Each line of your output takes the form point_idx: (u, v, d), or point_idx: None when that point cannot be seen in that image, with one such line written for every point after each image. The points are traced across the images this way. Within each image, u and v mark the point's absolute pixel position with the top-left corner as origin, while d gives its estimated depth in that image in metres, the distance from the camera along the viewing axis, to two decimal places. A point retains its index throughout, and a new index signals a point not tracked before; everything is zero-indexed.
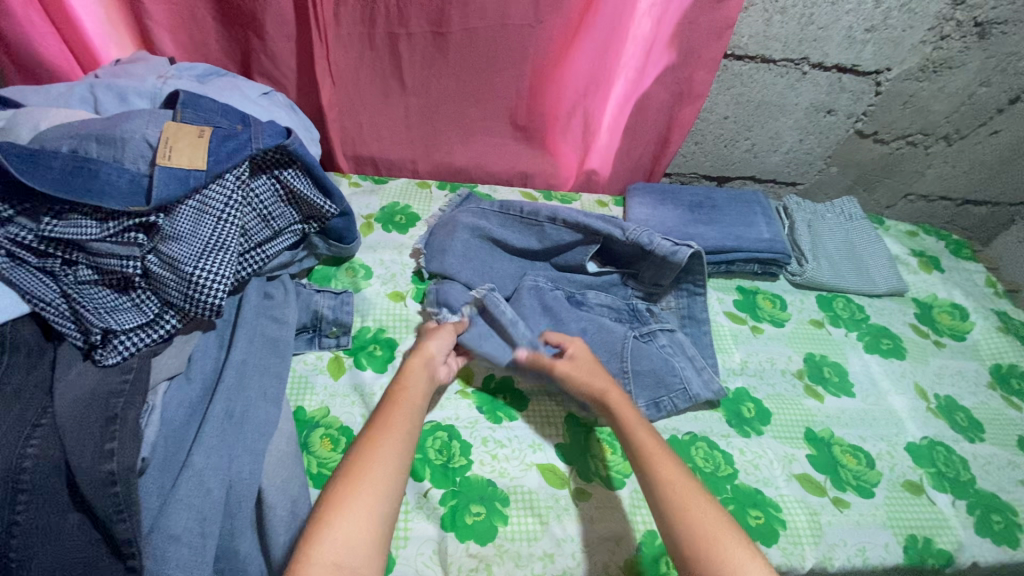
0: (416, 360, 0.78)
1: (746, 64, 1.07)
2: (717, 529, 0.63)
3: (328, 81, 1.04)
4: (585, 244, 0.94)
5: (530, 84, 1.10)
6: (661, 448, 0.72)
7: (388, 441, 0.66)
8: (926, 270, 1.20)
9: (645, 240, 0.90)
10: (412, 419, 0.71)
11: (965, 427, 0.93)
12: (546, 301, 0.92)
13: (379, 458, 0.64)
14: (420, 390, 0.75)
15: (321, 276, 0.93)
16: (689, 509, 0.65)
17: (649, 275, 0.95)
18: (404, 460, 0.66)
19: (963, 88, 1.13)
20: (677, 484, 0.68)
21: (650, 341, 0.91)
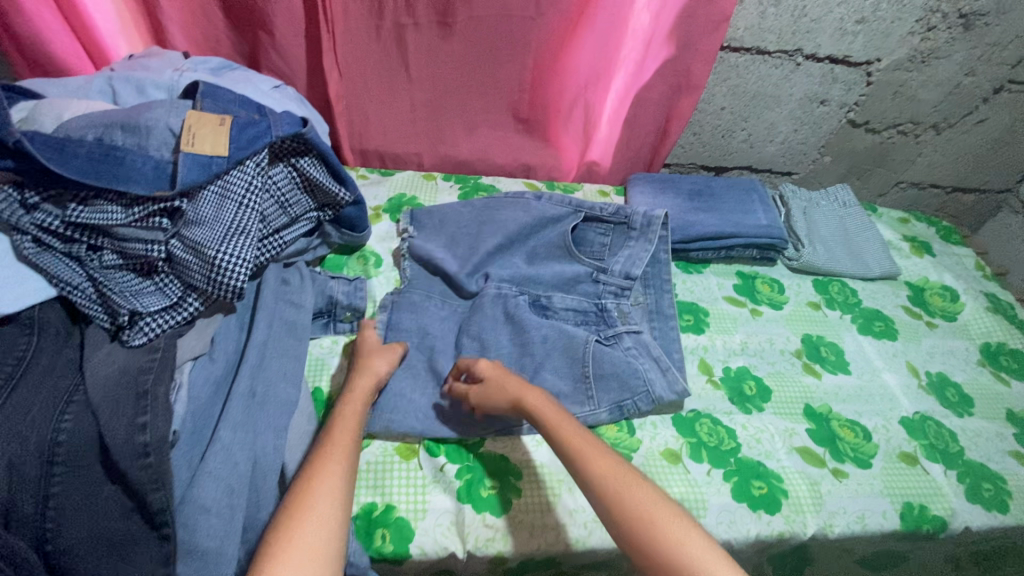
0: (364, 382, 0.76)
1: (742, 55, 1.11)
2: (655, 508, 0.61)
3: (336, 74, 1.06)
4: (572, 215, 1.01)
5: (532, 77, 1.13)
6: (589, 438, 0.70)
7: (331, 459, 0.64)
8: (917, 254, 1.24)
9: (625, 210, 1.02)
10: (352, 434, 0.68)
11: (957, 402, 0.97)
12: (508, 309, 0.91)
13: (324, 476, 0.61)
14: (356, 405, 0.72)
15: (334, 263, 0.96)
16: (624, 494, 0.63)
17: (620, 267, 0.98)
18: (348, 475, 0.63)
19: (950, 78, 1.17)
20: (608, 472, 0.65)
21: (615, 344, 0.90)
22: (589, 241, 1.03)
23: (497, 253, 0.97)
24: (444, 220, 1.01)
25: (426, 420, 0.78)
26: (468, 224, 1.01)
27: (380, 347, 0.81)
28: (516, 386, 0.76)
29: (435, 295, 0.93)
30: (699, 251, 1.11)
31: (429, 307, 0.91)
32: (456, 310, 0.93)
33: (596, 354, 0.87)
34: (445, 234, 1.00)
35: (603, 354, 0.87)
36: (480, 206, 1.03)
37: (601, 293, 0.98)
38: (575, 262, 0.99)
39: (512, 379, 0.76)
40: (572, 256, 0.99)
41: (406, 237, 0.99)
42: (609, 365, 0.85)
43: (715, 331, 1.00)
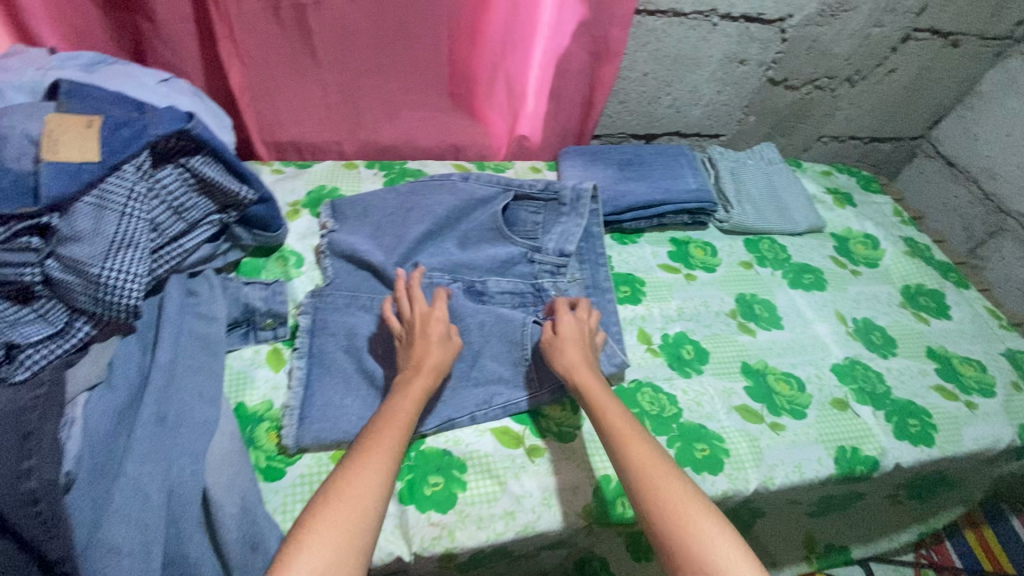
0: (419, 379, 0.70)
1: (659, 19, 1.09)
2: (689, 506, 0.59)
3: (235, 62, 0.98)
4: (501, 194, 0.99)
5: (449, 52, 1.08)
6: (634, 428, 0.67)
7: (374, 456, 0.61)
8: (840, 206, 1.28)
9: (553, 185, 1.00)
10: (400, 431, 0.64)
11: (881, 344, 1.01)
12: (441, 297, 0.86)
13: (365, 474, 0.59)
14: (410, 398, 0.68)
15: (250, 268, 0.89)
16: (660, 489, 0.61)
17: (553, 245, 0.97)
18: (388, 477, 0.60)
19: (860, 30, 1.20)
20: (650, 466, 0.63)
21: None
22: (520, 218, 1.01)
23: (426, 241, 0.93)
24: (369, 210, 0.97)
25: (360, 422, 0.74)
26: (394, 212, 0.96)
27: (442, 337, 0.75)
28: (574, 359, 0.76)
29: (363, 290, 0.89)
30: (632, 221, 1.11)
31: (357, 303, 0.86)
32: (385, 305, 0.87)
33: (534, 335, 0.85)
34: (369, 224, 0.95)
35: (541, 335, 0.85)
36: (406, 191, 0.98)
37: (537, 273, 0.96)
38: (510, 243, 0.96)
39: (576, 350, 0.77)
40: (507, 236, 0.96)
41: (329, 233, 0.94)
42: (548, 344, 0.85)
43: (652, 300, 1.00)
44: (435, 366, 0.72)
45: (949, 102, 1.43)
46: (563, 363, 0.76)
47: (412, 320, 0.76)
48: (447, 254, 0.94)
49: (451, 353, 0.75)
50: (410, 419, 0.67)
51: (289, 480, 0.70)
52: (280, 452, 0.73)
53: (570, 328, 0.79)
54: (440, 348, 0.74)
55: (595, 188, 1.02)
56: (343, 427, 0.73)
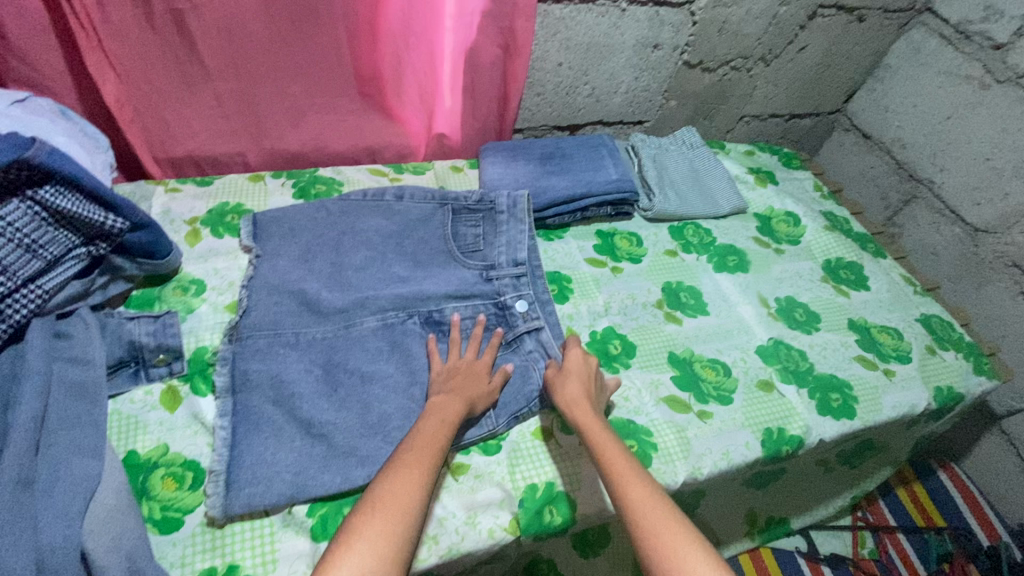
0: (455, 403, 0.73)
1: (565, 7, 1.06)
2: (689, 549, 0.60)
3: (108, 74, 0.90)
4: (438, 211, 0.95)
5: (350, 51, 1.02)
6: (633, 466, 0.68)
7: (415, 468, 0.64)
8: (761, 184, 1.29)
9: (488, 197, 0.96)
10: (438, 444, 0.67)
11: (804, 321, 1.03)
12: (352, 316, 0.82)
13: (408, 484, 0.62)
14: (443, 420, 0.71)
15: (142, 300, 0.83)
16: (661, 535, 0.61)
17: (504, 258, 0.92)
18: (429, 485, 0.63)
19: (767, 9, 1.20)
20: (649, 509, 0.63)
21: (517, 347, 0.85)
22: (462, 232, 0.94)
23: (371, 266, 0.89)
24: (296, 229, 0.91)
25: (296, 478, 0.69)
26: (326, 235, 0.90)
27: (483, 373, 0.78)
28: (576, 396, 0.76)
29: (285, 312, 0.82)
30: (556, 217, 1.08)
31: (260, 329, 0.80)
32: (312, 339, 0.80)
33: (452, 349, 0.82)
34: (299, 244, 0.89)
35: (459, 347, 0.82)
36: (337, 213, 0.93)
37: (499, 289, 0.90)
38: (465, 266, 0.92)
39: (579, 385, 0.77)
40: (459, 259, 0.92)
41: (255, 258, 0.88)
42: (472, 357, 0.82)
43: (578, 297, 0.98)
44: (469, 396, 0.74)
45: (861, 76, 1.46)
46: (563, 402, 0.76)
47: (457, 362, 0.79)
48: (395, 281, 0.88)
49: (490, 394, 0.77)
50: (449, 433, 0.69)
51: (187, 530, 0.65)
52: (177, 500, 0.67)
53: (574, 362, 0.80)
54: (474, 383, 0.76)
55: (530, 197, 0.98)
56: (245, 465, 0.68)
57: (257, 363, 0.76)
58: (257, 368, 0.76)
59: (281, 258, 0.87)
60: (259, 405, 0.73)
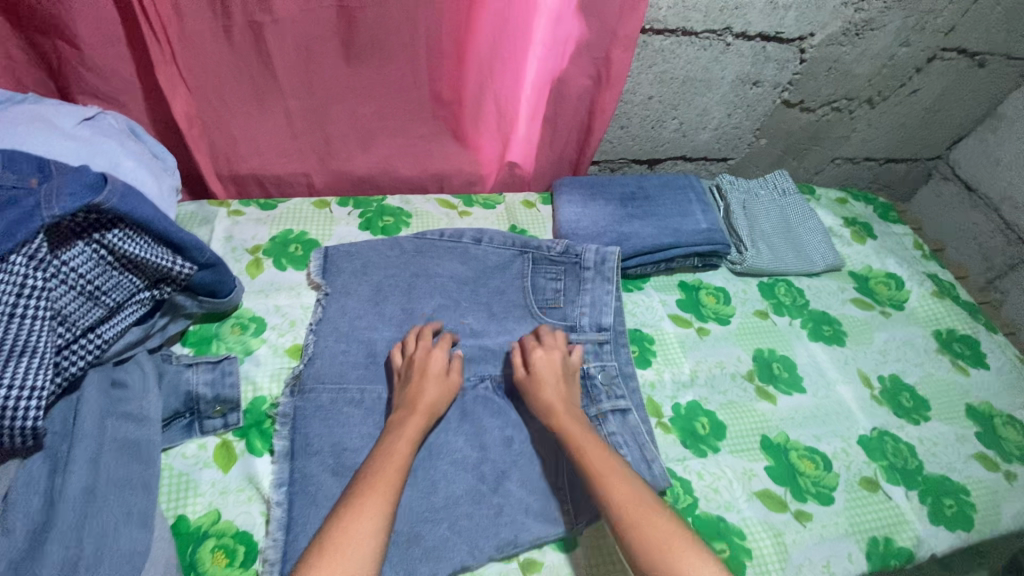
0: (414, 420, 0.69)
1: (666, 38, 0.97)
2: (673, 540, 0.61)
3: (181, 87, 0.84)
4: (519, 258, 0.92)
5: (429, 74, 0.96)
6: (611, 462, 0.68)
7: (369, 503, 0.60)
8: (859, 241, 1.17)
9: (573, 249, 0.91)
10: (398, 471, 0.64)
11: (910, 407, 0.92)
12: None
13: (360, 521, 0.58)
14: (406, 440, 0.67)
15: (200, 339, 0.77)
16: (644, 527, 0.62)
17: (587, 320, 0.88)
18: (382, 523, 0.59)
19: (885, 49, 1.08)
20: (631, 507, 0.64)
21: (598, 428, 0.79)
22: (541, 286, 0.91)
23: (442, 315, 0.86)
24: (368, 265, 0.88)
25: None
26: (399, 273, 0.88)
27: (440, 375, 0.74)
28: (552, 402, 0.74)
29: (348, 365, 0.77)
30: (636, 267, 0.99)
31: (321, 380, 0.75)
32: (378, 398, 0.75)
33: (522, 429, 0.76)
34: (370, 281, 0.86)
35: (529, 426, 0.76)
36: (411, 250, 0.91)
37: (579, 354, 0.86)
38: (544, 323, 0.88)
39: (553, 389, 0.75)
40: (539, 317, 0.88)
41: (323, 295, 0.84)
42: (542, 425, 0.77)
43: (662, 363, 0.89)
44: (429, 407, 0.70)
45: (972, 122, 1.32)
46: (541, 409, 0.74)
47: (413, 362, 0.75)
48: (467, 335, 0.85)
49: (450, 393, 0.73)
50: (406, 459, 0.65)
51: None
52: None
53: (543, 361, 0.77)
54: (433, 388, 0.72)
55: (620, 253, 0.94)
56: (301, 546, 0.62)
57: (323, 428, 0.71)
58: (318, 432, 0.70)
59: (350, 299, 0.84)
60: (319, 475, 0.67)
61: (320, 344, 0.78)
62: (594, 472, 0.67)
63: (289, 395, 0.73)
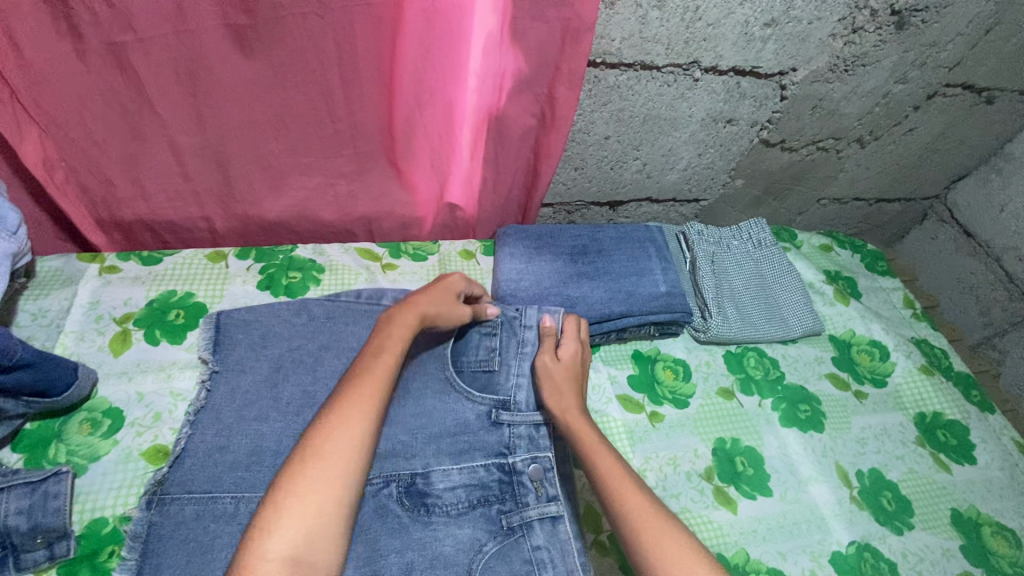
0: (407, 318, 0.67)
1: (623, 73, 0.83)
2: (692, 556, 0.57)
3: (30, 129, 0.72)
4: None
5: (344, 108, 0.81)
6: (624, 473, 0.65)
7: (352, 412, 0.56)
8: (843, 301, 1.04)
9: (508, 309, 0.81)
10: (386, 374, 0.60)
11: (892, 513, 0.79)
12: None
13: (345, 428, 0.54)
14: (394, 342, 0.64)
15: (36, 441, 0.64)
16: (654, 537, 0.59)
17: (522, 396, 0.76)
18: (370, 429, 0.56)
19: (878, 87, 0.95)
20: (641, 514, 0.61)
21: (521, 541, 0.65)
22: (472, 344, 0.78)
23: None
24: (268, 336, 0.73)
25: None
26: (301, 342, 0.74)
27: (444, 291, 0.74)
28: (568, 405, 0.74)
29: (224, 467, 0.62)
30: None
31: (187, 488, 0.60)
32: (256, 510, 0.59)
33: (423, 552, 0.60)
34: (269, 357, 0.72)
35: (433, 548, 0.61)
36: (322, 317, 0.77)
37: (508, 442, 0.73)
38: (472, 397, 0.74)
39: (571, 384, 0.75)
40: (466, 389, 0.75)
41: (210, 374, 0.70)
42: (450, 545, 0.62)
43: None
44: (425, 310, 0.69)
45: (973, 162, 1.19)
46: (556, 405, 0.73)
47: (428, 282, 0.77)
48: None
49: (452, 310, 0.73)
50: (394, 359, 0.63)
51: None
52: None
53: (569, 356, 0.78)
54: (434, 297, 0.72)
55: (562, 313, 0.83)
56: None
57: (180, 557, 0.55)
58: (173, 564, 0.54)
59: (244, 378, 0.69)
60: None
61: (193, 440, 0.64)
62: (606, 479, 0.65)
63: (143, 508, 0.59)
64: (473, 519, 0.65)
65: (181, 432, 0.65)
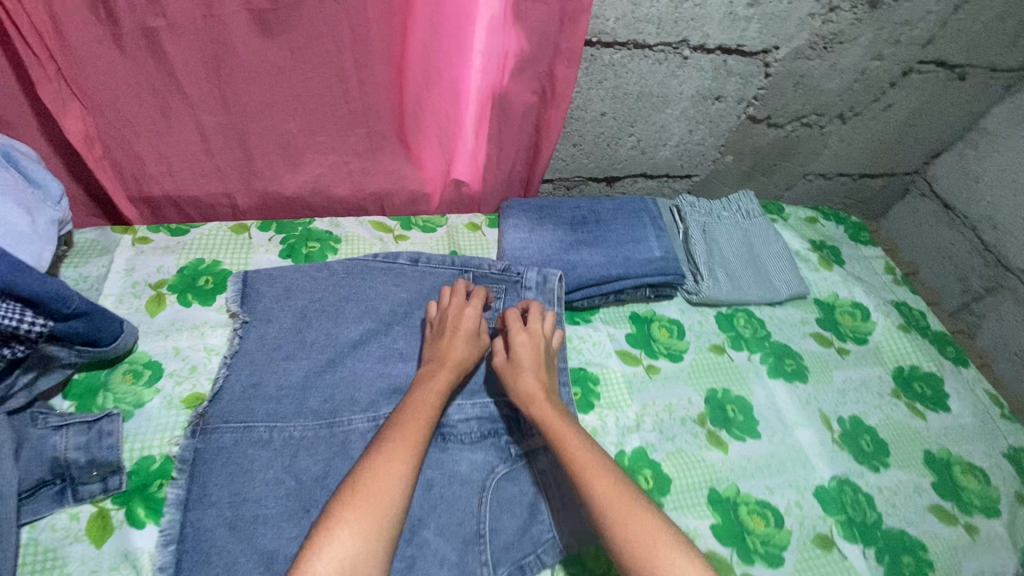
0: (444, 373, 0.70)
1: (617, 51, 0.89)
2: (657, 539, 0.57)
3: (72, 105, 0.77)
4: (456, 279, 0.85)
5: (357, 88, 0.86)
6: (594, 457, 0.64)
7: (400, 448, 0.61)
8: (826, 266, 1.10)
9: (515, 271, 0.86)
10: (427, 417, 0.65)
11: (872, 453, 0.86)
12: (333, 410, 0.72)
13: (386, 467, 0.59)
14: (435, 390, 0.69)
15: (85, 390, 0.70)
16: (627, 524, 0.59)
17: None
18: (412, 469, 0.60)
19: (856, 64, 1.01)
20: (613, 500, 0.60)
21: (529, 465, 0.71)
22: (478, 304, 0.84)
23: (367, 343, 0.78)
24: (292, 290, 0.81)
25: None
26: (324, 297, 0.81)
27: (469, 334, 0.75)
28: (534, 388, 0.71)
29: (259, 400, 0.71)
30: (584, 299, 0.92)
31: (226, 418, 0.69)
32: (289, 437, 0.69)
33: (441, 470, 0.68)
34: (294, 307, 0.79)
35: (449, 467, 0.69)
36: (341, 272, 0.83)
37: None
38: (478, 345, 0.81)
39: (534, 372, 0.72)
40: None
41: (241, 323, 0.77)
42: (465, 465, 0.69)
43: (605, 405, 0.83)
44: (455, 361, 0.72)
45: (951, 137, 1.25)
46: (518, 393, 0.71)
47: (445, 313, 0.77)
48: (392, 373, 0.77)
49: (475, 352, 0.75)
50: (436, 408, 0.67)
51: None
52: None
53: (526, 345, 0.74)
54: (461, 344, 0.74)
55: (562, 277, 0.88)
56: None
57: (224, 476, 0.65)
58: (218, 482, 0.64)
59: (272, 327, 0.77)
60: (212, 531, 0.61)
61: (231, 379, 0.72)
62: (575, 466, 0.63)
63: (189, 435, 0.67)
64: (485, 447, 0.72)
65: (219, 373, 0.73)
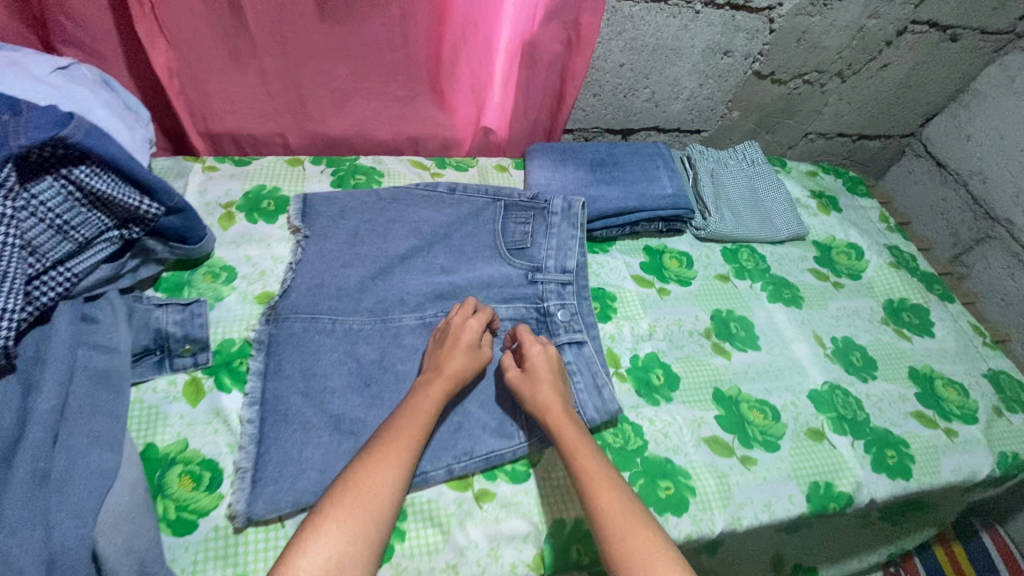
0: (439, 383, 0.71)
1: (636, 4, 0.99)
2: (657, 556, 0.58)
3: (159, 41, 0.86)
4: (491, 206, 0.94)
5: (401, 36, 0.96)
6: (604, 472, 0.65)
7: (392, 453, 0.63)
8: (824, 212, 1.20)
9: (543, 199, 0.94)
10: (422, 424, 0.66)
11: (860, 366, 0.95)
12: (386, 308, 0.82)
13: (377, 471, 0.61)
14: (432, 399, 0.69)
15: (171, 285, 0.81)
16: (630, 539, 0.60)
17: (553, 262, 0.91)
18: (402, 475, 0.62)
19: (854, 21, 1.11)
20: (618, 516, 0.61)
21: None
22: (509, 227, 0.93)
23: (413, 256, 0.89)
24: (346, 211, 0.91)
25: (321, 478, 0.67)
26: (374, 217, 0.91)
27: (471, 346, 0.75)
28: (549, 399, 0.72)
29: (323, 297, 0.81)
30: (601, 230, 1.02)
31: (294, 310, 0.79)
32: (349, 328, 0.79)
33: None
34: (347, 225, 0.89)
35: None
36: (387, 198, 0.94)
37: (543, 293, 0.89)
38: (510, 261, 0.90)
39: (550, 385, 0.73)
40: (507, 256, 0.90)
41: (302, 237, 0.88)
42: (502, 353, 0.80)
43: (621, 317, 0.93)
44: (454, 372, 0.72)
45: (944, 99, 1.34)
46: (535, 405, 0.72)
47: (449, 326, 0.77)
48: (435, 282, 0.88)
49: (476, 364, 0.75)
50: (431, 416, 0.68)
51: (201, 534, 0.63)
52: (193, 501, 0.65)
53: (540, 359, 0.75)
54: (464, 355, 0.74)
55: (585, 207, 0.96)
56: (272, 457, 0.67)
57: (296, 355, 0.75)
58: (292, 359, 0.75)
59: (328, 242, 0.87)
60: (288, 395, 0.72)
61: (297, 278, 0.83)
62: (585, 478, 0.65)
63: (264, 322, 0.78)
64: None
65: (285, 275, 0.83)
